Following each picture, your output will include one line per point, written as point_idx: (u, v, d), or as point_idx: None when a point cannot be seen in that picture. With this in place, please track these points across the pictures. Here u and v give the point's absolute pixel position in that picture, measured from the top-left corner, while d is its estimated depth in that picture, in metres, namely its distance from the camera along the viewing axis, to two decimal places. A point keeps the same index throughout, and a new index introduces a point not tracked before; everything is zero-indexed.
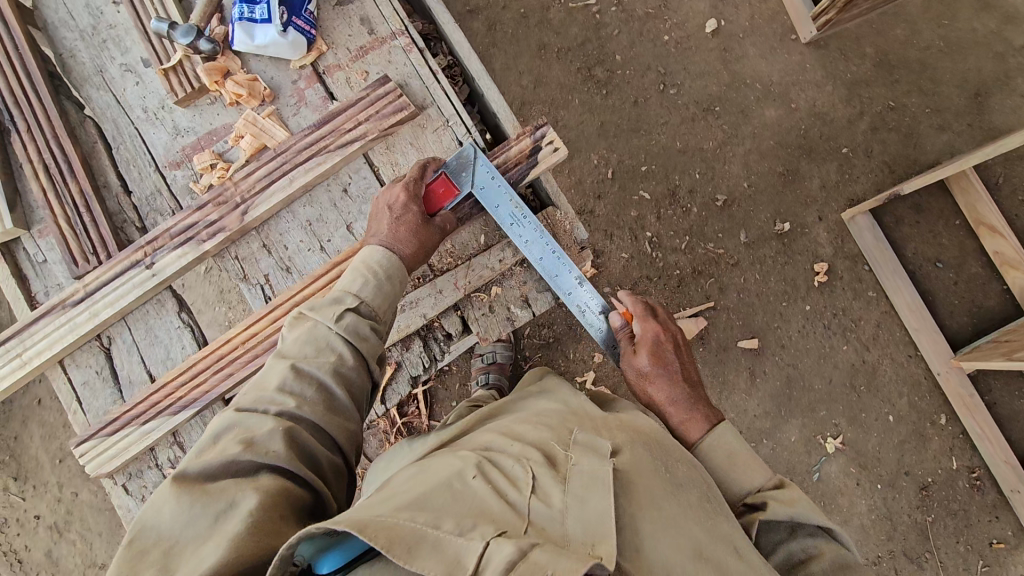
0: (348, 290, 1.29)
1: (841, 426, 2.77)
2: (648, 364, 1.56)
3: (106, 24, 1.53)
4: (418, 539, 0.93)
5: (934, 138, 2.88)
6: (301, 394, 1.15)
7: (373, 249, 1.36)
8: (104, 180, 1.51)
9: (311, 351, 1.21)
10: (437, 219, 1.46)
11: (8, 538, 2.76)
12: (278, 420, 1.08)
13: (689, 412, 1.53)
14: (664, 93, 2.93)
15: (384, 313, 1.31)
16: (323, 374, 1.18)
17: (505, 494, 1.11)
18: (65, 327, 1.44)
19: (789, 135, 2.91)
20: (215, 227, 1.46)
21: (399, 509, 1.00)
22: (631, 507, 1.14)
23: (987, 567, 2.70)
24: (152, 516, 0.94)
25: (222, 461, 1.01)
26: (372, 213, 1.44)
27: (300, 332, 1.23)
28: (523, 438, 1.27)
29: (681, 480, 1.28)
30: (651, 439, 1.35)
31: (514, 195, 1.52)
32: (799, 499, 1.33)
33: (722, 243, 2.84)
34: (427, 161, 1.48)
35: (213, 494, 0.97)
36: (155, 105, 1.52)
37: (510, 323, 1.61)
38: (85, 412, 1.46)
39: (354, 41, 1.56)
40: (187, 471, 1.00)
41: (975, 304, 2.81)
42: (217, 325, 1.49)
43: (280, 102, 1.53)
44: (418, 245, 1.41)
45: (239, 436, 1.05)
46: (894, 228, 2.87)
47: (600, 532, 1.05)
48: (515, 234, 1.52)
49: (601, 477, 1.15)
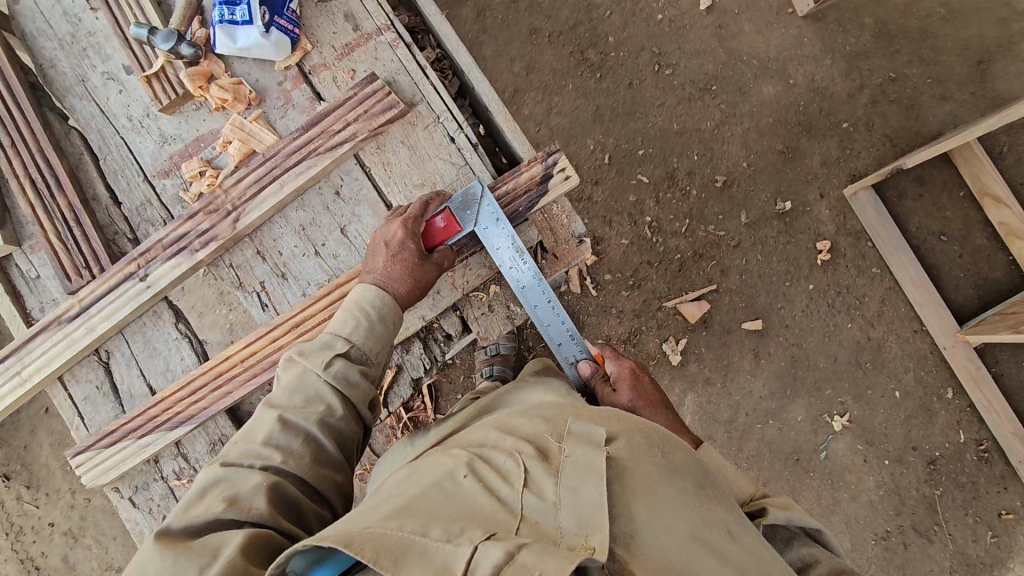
0: (338, 333, 1.29)
1: (847, 403, 2.76)
2: (633, 396, 1.56)
3: (85, 32, 1.50)
4: (404, 547, 0.94)
5: (936, 109, 2.82)
6: (287, 447, 1.15)
7: (366, 288, 1.35)
8: (93, 193, 1.49)
9: (300, 401, 1.22)
10: (435, 256, 1.44)
11: (25, 545, 2.80)
12: (264, 475, 1.10)
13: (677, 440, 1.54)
14: (659, 73, 2.87)
15: (374, 356, 1.31)
16: (311, 426, 1.18)
17: (497, 492, 1.12)
18: (62, 343, 1.43)
19: (788, 111, 2.86)
20: (207, 236, 1.44)
21: (391, 519, 1.02)
22: (625, 497, 1.14)
23: (996, 538, 2.70)
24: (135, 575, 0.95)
25: (207, 518, 1.03)
26: (370, 246, 1.43)
27: (289, 380, 1.23)
28: (516, 432, 1.27)
29: (677, 466, 1.26)
30: (647, 426, 1.33)
31: (517, 240, 1.49)
32: (792, 506, 1.38)
33: (723, 225, 2.81)
34: (431, 197, 1.45)
35: (195, 549, 0.97)
36: (140, 113, 1.49)
37: (510, 320, 1.60)
38: (87, 427, 1.46)
39: (339, 39, 1.52)
40: (171, 529, 1.01)
41: (980, 276, 2.77)
42: (218, 327, 1.47)
43: (266, 105, 1.49)
44: (412, 286, 1.39)
45: (224, 493, 1.07)
46: (896, 202, 2.83)
47: (593, 524, 1.04)
48: (513, 278, 1.51)
49: (594, 468, 1.12)
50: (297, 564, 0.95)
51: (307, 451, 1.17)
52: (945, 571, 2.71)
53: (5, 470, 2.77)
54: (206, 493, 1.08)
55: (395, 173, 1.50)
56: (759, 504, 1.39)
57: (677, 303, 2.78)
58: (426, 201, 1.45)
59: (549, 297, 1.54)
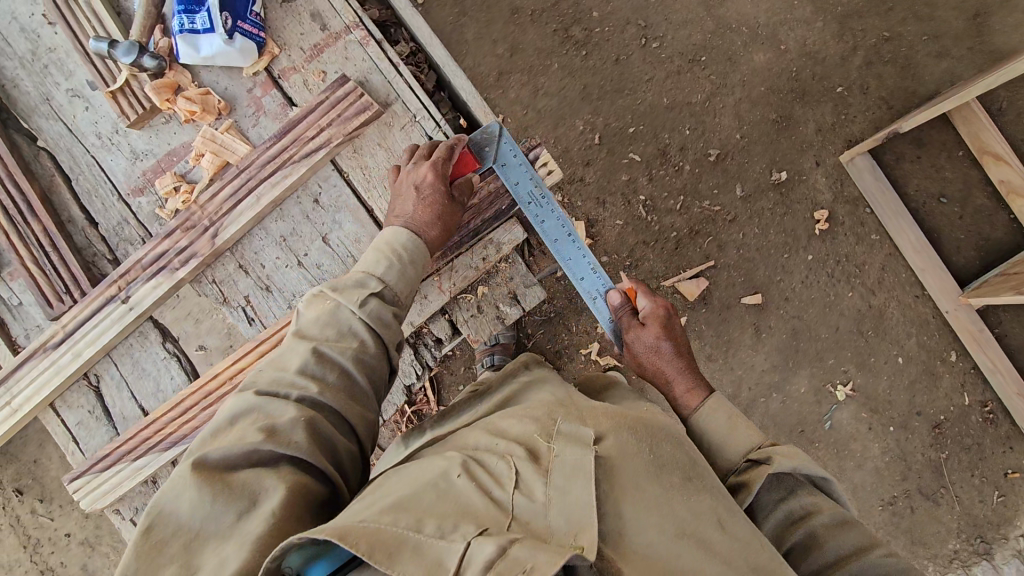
0: (369, 273, 1.32)
1: (850, 372, 2.74)
2: (655, 336, 1.69)
3: (44, 47, 1.46)
4: (399, 541, 0.93)
5: (933, 67, 2.74)
6: (323, 378, 1.18)
7: (399, 232, 1.39)
8: (68, 215, 1.50)
9: (334, 334, 1.24)
10: (457, 190, 1.50)
11: (44, 557, 2.83)
12: (300, 410, 1.10)
13: (692, 382, 1.64)
14: (646, 47, 2.79)
15: (405, 298, 1.35)
16: (346, 361, 1.21)
17: (490, 491, 1.11)
18: (48, 371, 1.45)
19: (780, 78, 2.78)
20: (186, 254, 1.45)
21: (384, 513, 0.99)
22: (615, 493, 1.14)
23: (1003, 497, 2.72)
24: (171, 503, 0.97)
25: (242, 449, 1.04)
26: (394, 189, 1.45)
27: (321, 313, 1.25)
28: (507, 434, 1.26)
29: (666, 461, 1.25)
30: (635, 420, 1.32)
31: (536, 176, 1.62)
32: (800, 454, 1.34)
33: (718, 200, 2.76)
34: (454, 140, 1.49)
35: (235, 488, 1.00)
36: (108, 130, 1.47)
37: (500, 320, 1.73)
38: (82, 451, 1.50)
39: (308, 39, 1.51)
40: (206, 458, 1.02)
41: (982, 237, 2.73)
42: (218, 331, 1.52)
43: (237, 114, 1.49)
44: (441, 229, 1.45)
45: (259, 423, 1.07)
46: (894, 165, 2.77)
47: (581, 521, 1.06)
48: (532, 213, 1.63)
49: (584, 467, 1.14)
50: (293, 561, 0.94)
51: (340, 387, 1.19)
52: (952, 532, 2.72)
53: (18, 484, 2.79)
54: (238, 421, 1.09)
55: (375, 176, 1.51)
56: (763, 453, 1.37)
57: (675, 282, 2.74)
58: (450, 144, 1.48)
59: (573, 234, 1.71)
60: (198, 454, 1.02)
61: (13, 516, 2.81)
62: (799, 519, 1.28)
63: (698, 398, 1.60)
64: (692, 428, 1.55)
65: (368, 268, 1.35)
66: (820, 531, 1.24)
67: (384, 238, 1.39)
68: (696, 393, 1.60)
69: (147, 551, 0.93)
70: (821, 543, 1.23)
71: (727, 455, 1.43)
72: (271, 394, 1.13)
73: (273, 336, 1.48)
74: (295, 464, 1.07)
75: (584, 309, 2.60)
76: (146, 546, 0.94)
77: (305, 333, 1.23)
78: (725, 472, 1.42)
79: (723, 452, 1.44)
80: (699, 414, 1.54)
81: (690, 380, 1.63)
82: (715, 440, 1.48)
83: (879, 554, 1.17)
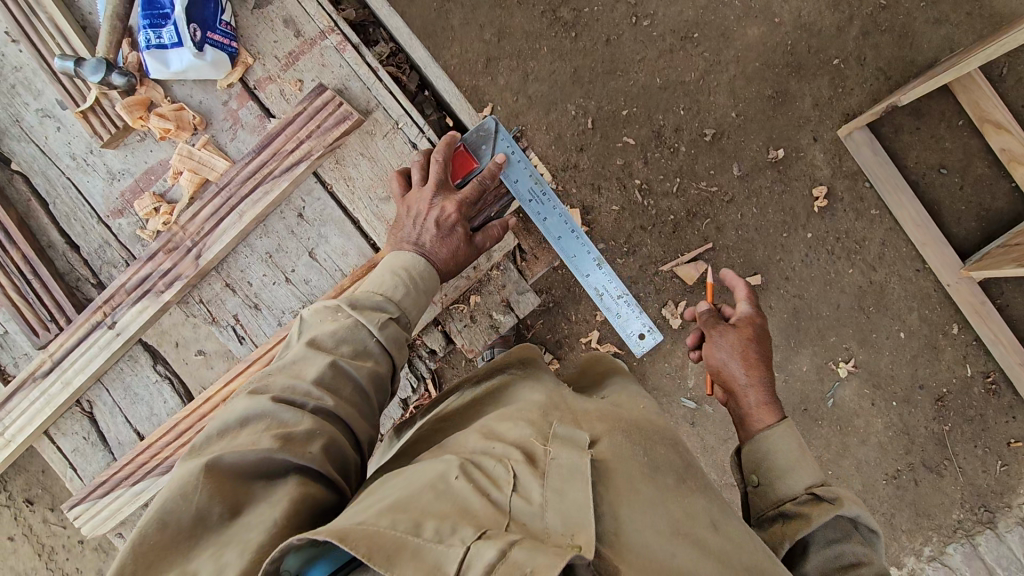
0: (386, 297, 1.29)
1: (852, 348, 2.73)
2: (745, 340, 1.63)
3: (10, 67, 1.54)
4: (399, 543, 0.89)
5: (930, 34, 2.66)
6: (337, 392, 1.12)
7: (414, 254, 1.38)
8: (47, 240, 1.61)
9: (349, 350, 1.18)
10: (478, 238, 1.49)
11: (59, 564, 2.84)
12: (316, 420, 1.04)
13: (768, 398, 1.57)
14: (637, 25, 2.71)
15: (413, 311, 1.33)
16: (360, 376, 1.16)
17: (486, 493, 1.08)
18: (40, 400, 1.57)
19: (775, 53, 2.70)
20: (170, 276, 1.54)
21: (379, 517, 0.95)
22: (611, 495, 1.13)
23: (1006, 467, 2.72)
24: (177, 506, 0.89)
25: (256, 457, 0.96)
26: (413, 204, 1.45)
27: (342, 327, 1.20)
28: (504, 438, 1.23)
29: (661, 464, 1.27)
30: (629, 424, 1.34)
31: (534, 171, 1.64)
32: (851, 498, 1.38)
33: (715, 180, 2.71)
34: (483, 179, 1.49)
35: (241, 498, 0.94)
36: (82, 151, 1.57)
37: (493, 329, 1.76)
38: (80, 478, 1.63)
39: (282, 47, 1.57)
40: (220, 461, 0.95)
41: (983, 207, 2.69)
42: (212, 339, 1.61)
43: (213, 129, 1.57)
44: (453, 263, 1.45)
45: (273, 429, 1.01)
46: (893, 138, 2.71)
47: (577, 519, 1.04)
48: (534, 210, 1.66)
49: (580, 471, 1.12)
50: (291, 562, 0.90)
51: (351, 399, 1.14)
52: (956, 503, 2.74)
53: (27, 494, 2.77)
54: (249, 424, 1.02)
55: (357, 187, 1.59)
56: (828, 491, 1.36)
57: (674, 266, 2.71)
58: (479, 184, 1.48)
59: (574, 228, 1.72)
60: (212, 456, 0.94)
61: (26, 526, 2.80)
62: (849, 565, 1.27)
63: (768, 415, 1.54)
64: (759, 440, 1.49)
65: (381, 289, 1.32)
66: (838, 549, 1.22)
67: (393, 260, 1.38)
68: (771, 412, 1.54)
69: (146, 552, 0.86)
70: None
71: (785, 485, 1.42)
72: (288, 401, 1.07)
73: (262, 356, 1.58)
74: (307, 474, 1.01)
75: (583, 298, 2.57)
76: (146, 546, 0.86)
77: (319, 341, 1.17)
78: (777, 501, 1.42)
79: (781, 481, 1.42)
80: (765, 429, 1.51)
81: (767, 396, 1.56)
82: (778, 462, 1.45)
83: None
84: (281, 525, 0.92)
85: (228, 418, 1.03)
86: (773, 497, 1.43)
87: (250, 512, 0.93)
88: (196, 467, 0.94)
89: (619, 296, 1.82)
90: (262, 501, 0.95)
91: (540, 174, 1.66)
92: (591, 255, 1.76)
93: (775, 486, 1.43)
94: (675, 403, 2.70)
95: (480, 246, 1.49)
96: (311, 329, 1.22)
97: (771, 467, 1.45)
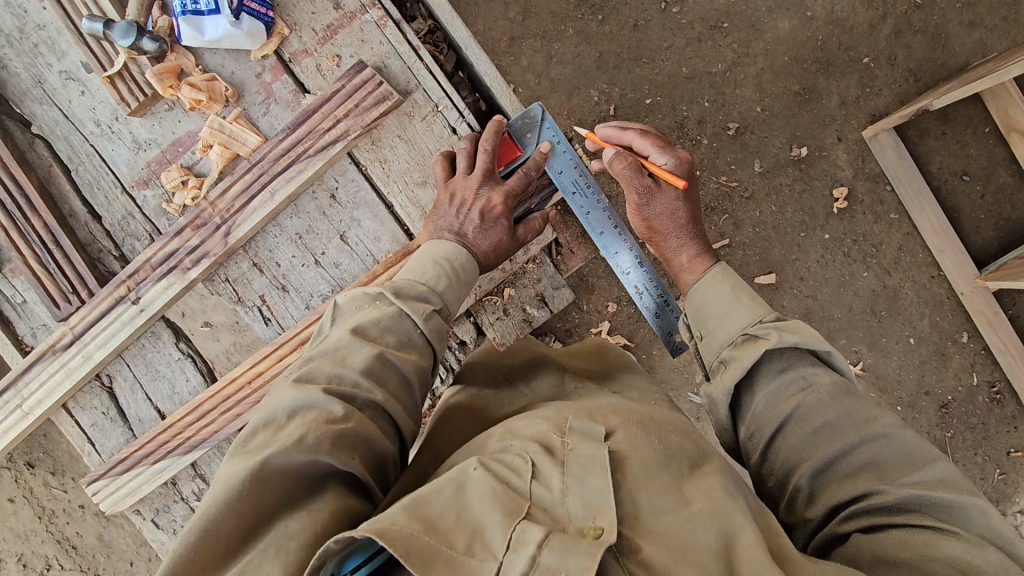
0: (429, 288, 1.27)
1: (861, 352, 2.71)
2: (674, 195, 1.54)
3: (32, 25, 1.51)
4: (433, 550, 0.87)
5: (964, 37, 2.60)
6: (383, 385, 1.10)
7: (454, 244, 1.36)
8: (68, 208, 1.58)
9: (394, 341, 1.17)
10: (520, 230, 1.49)
11: (59, 527, 2.81)
12: (361, 420, 1.02)
13: (698, 249, 1.55)
14: (666, 12, 2.63)
15: (453, 301, 1.31)
16: (406, 371, 1.14)
17: (507, 483, 1.01)
18: (60, 372, 1.55)
19: (805, 48, 2.64)
20: (198, 253, 1.52)
21: (406, 513, 0.91)
22: (629, 483, 1.05)
23: (1004, 476, 2.73)
24: (223, 509, 0.88)
25: (301, 461, 0.93)
26: (457, 192, 1.42)
27: (385, 317, 1.18)
28: (522, 436, 1.15)
29: (674, 451, 1.17)
30: (642, 416, 1.26)
31: (580, 163, 1.59)
32: (802, 328, 1.28)
33: (735, 175, 2.66)
34: (527, 168, 1.48)
35: (285, 503, 0.92)
36: (107, 117, 1.54)
37: (526, 323, 1.74)
38: (99, 453, 1.61)
39: (319, 20, 1.53)
40: (267, 463, 0.91)
41: (1002, 217, 2.66)
42: (223, 310, 1.59)
43: (246, 102, 1.53)
44: (494, 254, 1.43)
45: (317, 422, 0.97)
46: (918, 142, 2.66)
47: (598, 502, 0.99)
48: (576, 203, 1.61)
49: (600, 461, 1.05)
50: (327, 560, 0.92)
51: (397, 393, 1.13)
52: None
53: (29, 457, 2.74)
54: (297, 416, 0.99)
55: (394, 171, 1.55)
56: (762, 328, 1.31)
57: None
58: (524, 173, 1.48)
59: (618, 225, 1.65)
60: (261, 459, 0.91)
61: (26, 488, 2.78)
62: (802, 390, 1.24)
63: (704, 265, 1.53)
64: (691, 294, 1.49)
65: (423, 278, 1.29)
66: (766, 383, 1.28)
67: (437, 248, 1.35)
68: (700, 263, 1.53)
69: (195, 559, 0.85)
70: (810, 416, 1.21)
71: (720, 331, 1.38)
72: (335, 390, 1.04)
73: (293, 339, 1.55)
74: (346, 483, 0.99)
75: (596, 288, 2.54)
76: (194, 550, 0.86)
77: (363, 329, 1.15)
78: (718, 351, 1.37)
79: (717, 330, 1.39)
80: (702, 282, 1.47)
81: (698, 245, 1.55)
82: (714, 312, 1.41)
83: (883, 423, 1.18)
84: (320, 527, 0.90)
85: (276, 410, 1.01)
86: (712, 346, 1.39)
87: (289, 516, 0.91)
88: (243, 467, 0.92)
89: (656, 292, 1.70)
90: (299, 508, 0.92)
91: (585, 166, 1.61)
92: (629, 251, 1.68)
93: (713, 336, 1.39)
94: (682, 399, 2.64)
95: (522, 239, 1.48)
96: (348, 317, 1.20)
97: (709, 316, 1.42)
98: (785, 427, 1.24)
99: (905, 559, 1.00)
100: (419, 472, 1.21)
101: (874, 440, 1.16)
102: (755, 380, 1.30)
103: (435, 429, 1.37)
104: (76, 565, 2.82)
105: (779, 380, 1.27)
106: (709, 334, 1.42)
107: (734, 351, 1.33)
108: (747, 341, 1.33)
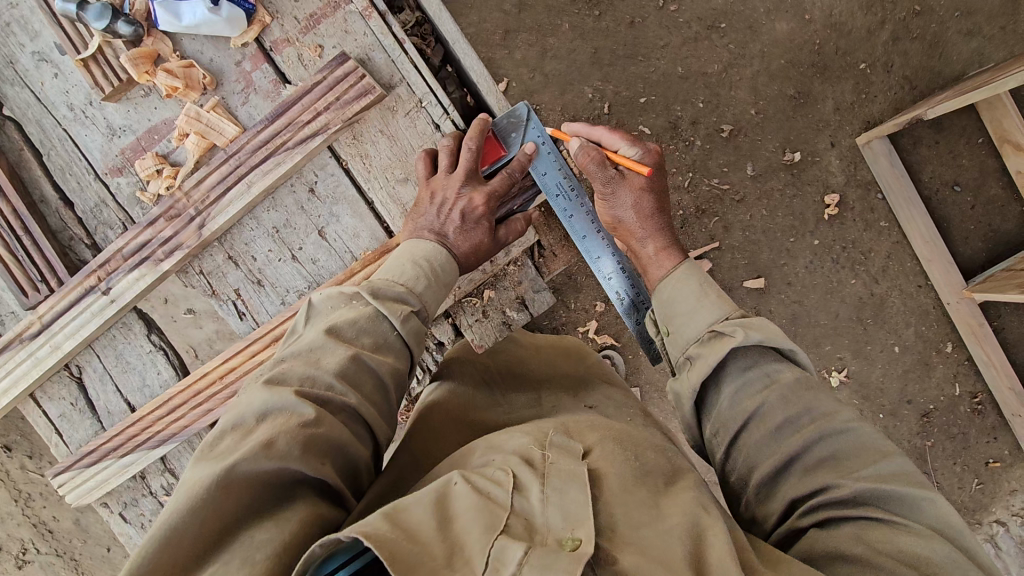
0: (408, 289, 1.25)
1: (845, 358, 2.72)
2: (642, 188, 1.52)
3: (5, 4, 1.47)
4: (418, 558, 0.85)
5: (961, 46, 2.59)
6: (358, 388, 1.08)
7: (434, 244, 1.34)
8: (40, 194, 1.54)
9: (369, 342, 1.15)
10: (502, 231, 1.47)
11: (36, 510, 2.77)
12: (333, 424, 1.01)
13: (665, 242, 1.50)
14: (663, 10, 2.60)
15: (433, 303, 1.29)
16: (381, 373, 1.12)
17: (487, 493, 0.99)
18: (27, 361, 1.52)
19: (802, 51, 2.62)
20: (171, 244, 1.49)
21: (386, 521, 0.90)
22: (608, 497, 1.04)
23: (982, 485, 2.75)
24: (189, 517, 0.85)
25: (272, 466, 0.91)
26: (438, 191, 1.39)
27: (361, 317, 1.16)
28: (503, 450, 1.13)
29: (651, 466, 1.17)
30: (618, 431, 1.25)
31: (563, 166, 1.57)
32: (761, 325, 1.27)
33: (727, 178, 2.65)
34: (511, 168, 1.46)
35: (254, 509, 0.91)
36: (81, 101, 1.50)
37: (504, 327, 1.69)
38: (67, 444, 1.58)
39: (304, 9, 1.50)
40: (236, 468, 0.89)
41: (991, 228, 2.66)
42: (200, 300, 1.57)
43: (224, 90, 1.50)
44: (476, 256, 1.41)
45: (287, 425, 0.96)
46: (911, 150, 2.66)
47: (578, 514, 0.97)
48: (559, 205, 1.60)
49: (580, 475, 1.05)
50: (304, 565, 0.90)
51: (371, 396, 1.11)
52: None
53: (6, 440, 2.69)
54: (267, 419, 0.97)
55: (374, 165, 1.53)
56: (728, 325, 1.29)
57: None
58: (507, 172, 1.45)
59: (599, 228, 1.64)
60: (229, 464, 0.89)
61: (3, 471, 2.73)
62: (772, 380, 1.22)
63: (671, 259, 1.47)
64: (659, 291, 1.43)
65: (403, 278, 1.27)
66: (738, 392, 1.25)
67: (417, 249, 1.33)
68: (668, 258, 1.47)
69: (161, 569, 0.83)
70: (770, 415, 1.20)
71: (686, 330, 1.34)
72: (307, 392, 1.03)
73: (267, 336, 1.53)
74: (316, 488, 0.98)
75: (584, 286, 2.52)
76: (160, 560, 0.83)
77: (337, 329, 1.14)
78: (685, 347, 1.34)
79: (687, 326, 1.35)
80: (670, 277, 1.43)
81: (667, 241, 1.50)
82: (681, 309, 1.38)
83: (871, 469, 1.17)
84: (288, 537, 0.89)
85: (245, 412, 0.99)
86: (679, 343, 1.36)
87: (259, 525, 0.89)
88: (209, 472, 0.89)
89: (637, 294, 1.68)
90: (270, 515, 0.91)
91: (569, 170, 1.59)
92: (612, 257, 1.65)
93: (680, 331, 1.36)
94: (666, 400, 2.63)
95: (503, 240, 1.47)
96: (323, 318, 1.18)
97: (677, 312, 1.38)
98: (748, 424, 1.22)
99: (858, 554, 1.01)
100: (394, 478, 1.19)
101: (836, 434, 1.15)
102: (719, 379, 1.28)
103: (412, 431, 1.36)
104: (53, 548, 2.79)
105: (743, 377, 1.25)
106: (678, 334, 1.37)
107: (701, 348, 1.30)
108: (713, 338, 1.30)
